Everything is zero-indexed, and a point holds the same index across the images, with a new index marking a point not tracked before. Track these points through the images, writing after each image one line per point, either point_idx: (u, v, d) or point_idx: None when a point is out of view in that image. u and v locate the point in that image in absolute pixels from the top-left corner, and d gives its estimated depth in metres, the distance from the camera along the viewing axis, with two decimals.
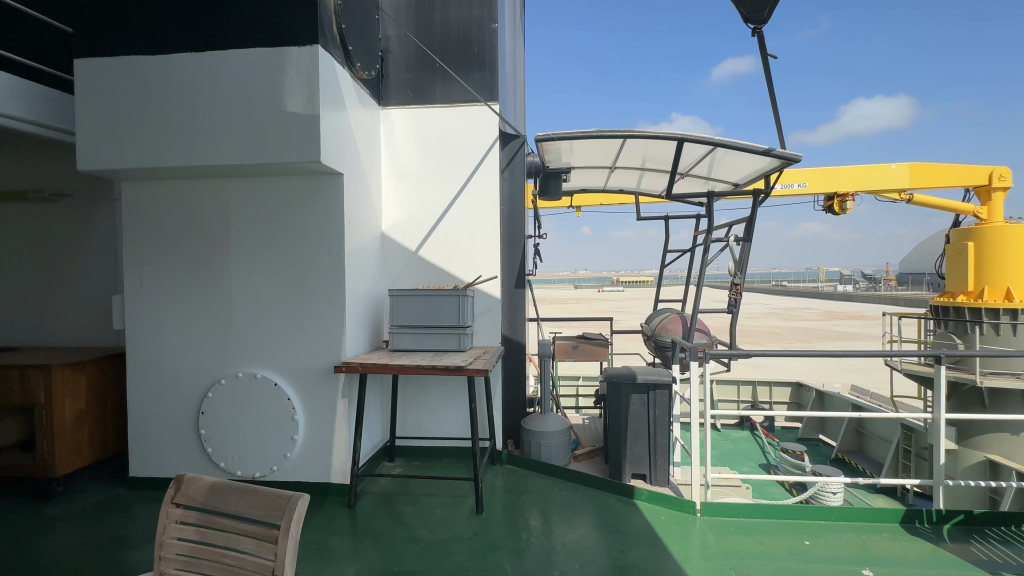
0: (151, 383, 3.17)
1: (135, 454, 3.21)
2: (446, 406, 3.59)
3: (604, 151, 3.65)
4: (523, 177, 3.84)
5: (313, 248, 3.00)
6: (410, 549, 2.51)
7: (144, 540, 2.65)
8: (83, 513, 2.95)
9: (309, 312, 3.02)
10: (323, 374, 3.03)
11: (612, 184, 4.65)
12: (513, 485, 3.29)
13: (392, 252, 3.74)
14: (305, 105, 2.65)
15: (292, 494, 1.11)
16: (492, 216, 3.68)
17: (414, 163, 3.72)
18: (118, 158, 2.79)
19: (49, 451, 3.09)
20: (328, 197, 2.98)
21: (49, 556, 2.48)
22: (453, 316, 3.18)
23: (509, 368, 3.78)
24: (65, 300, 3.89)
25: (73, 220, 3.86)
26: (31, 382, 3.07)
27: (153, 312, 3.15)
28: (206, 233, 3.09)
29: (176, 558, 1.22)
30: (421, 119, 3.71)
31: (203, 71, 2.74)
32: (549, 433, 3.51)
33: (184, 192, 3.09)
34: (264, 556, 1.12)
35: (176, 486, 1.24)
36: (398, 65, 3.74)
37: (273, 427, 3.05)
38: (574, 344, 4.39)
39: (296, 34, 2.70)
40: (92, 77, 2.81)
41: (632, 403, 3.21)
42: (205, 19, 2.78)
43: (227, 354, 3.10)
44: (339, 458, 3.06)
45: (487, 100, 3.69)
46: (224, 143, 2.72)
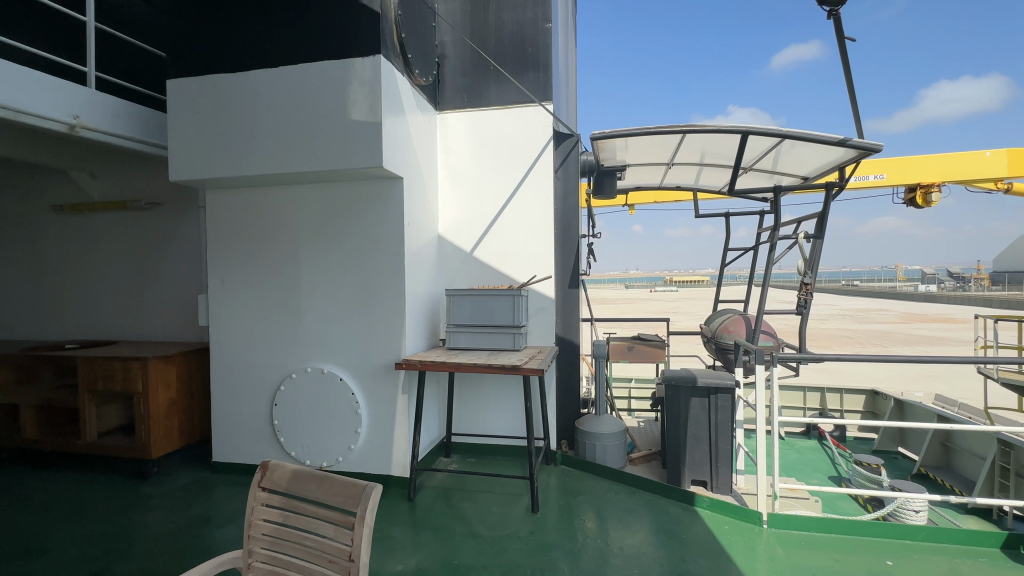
0: (231, 375, 3.43)
1: (218, 440, 3.49)
2: (500, 404, 3.64)
3: (661, 147, 3.55)
4: (577, 176, 3.80)
5: (375, 250, 3.13)
6: (468, 543, 2.57)
7: (227, 520, 2.87)
8: (174, 493, 3.25)
9: (371, 310, 3.16)
10: (384, 371, 3.16)
11: (668, 181, 4.51)
12: (567, 486, 3.28)
13: (448, 253, 3.84)
14: (369, 113, 2.78)
15: (367, 483, 1.17)
16: (545, 216, 3.68)
17: (469, 166, 3.80)
18: (204, 169, 3.04)
19: (146, 435, 3.42)
20: (389, 201, 3.11)
21: (147, 531, 2.75)
22: (508, 316, 3.21)
23: (562, 368, 3.77)
24: (157, 297, 4.29)
25: (164, 227, 4.25)
26: (131, 372, 3.41)
27: (233, 310, 3.41)
28: (279, 235, 3.30)
29: (262, 538, 1.30)
30: (476, 122, 3.78)
31: (278, 84, 2.93)
32: (604, 434, 3.46)
33: (260, 198, 3.32)
34: (342, 541, 1.18)
35: (263, 471, 1.33)
36: (454, 70, 3.82)
37: (339, 420, 3.21)
38: (629, 345, 4.30)
39: (360, 46, 2.83)
40: (183, 96, 3.08)
41: (692, 407, 3.10)
42: (279, 36, 2.97)
43: (298, 350, 3.30)
44: (399, 452, 3.17)
45: (542, 100, 3.69)
46: (295, 152, 2.90)
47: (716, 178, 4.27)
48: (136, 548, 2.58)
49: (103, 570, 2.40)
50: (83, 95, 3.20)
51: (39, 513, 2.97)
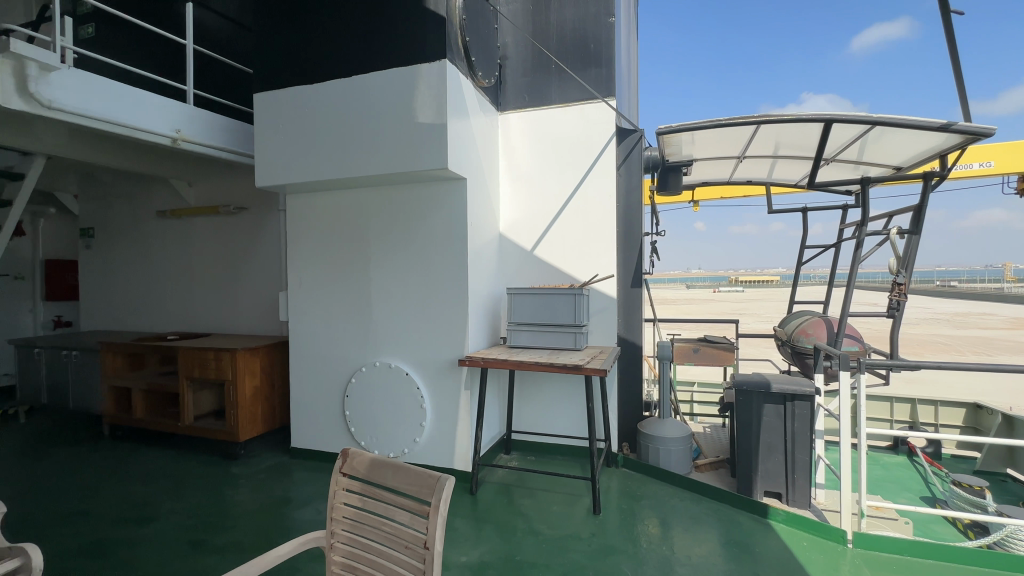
0: (308, 367, 3.66)
1: (296, 427, 3.74)
2: (561, 404, 3.63)
3: (731, 140, 3.38)
4: (640, 172, 3.64)
5: (440, 249, 3.23)
6: (530, 541, 2.58)
7: (304, 502, 3.08)
8: (258, 474, 3.53)
9: (435, 308, 3.26)
10: (447, 367, 3.25)
11: (738, 175, 4.28)
12: (629, 490, 3.21)
13: (509, 253, 3.88)
14: (435, 116, 2.86)
15: (440, 475, 1.21)
16: (607, 214, 3.63)
17: (530, 165, 3.81)
18: (286, 175, 3.27)
19: (235, 420, 3.74)
20: (453, 202, 3.19)
21: (237, 507, 3.02)
22: (570, 315, 3.18)
23: (624, 369, 3.68)
24: (243, 294, 4.68)
25: (250, 229, 4.63)
26: (223, 362, 3.75)
27: (309, 306, 3.64)
28: (351, 235, 3.49)
29: (343, 521, 1.37)
30: (537, 120, 3.79)
31: (351, 92, 3.09)
32: (668, 439, 3.34)
33: (335, 201, 3.52)
34: (417, 529, 1.23)
35: (344, 457, 1.41)
36: (515, 70, 3.86)
37: (405, 413, 3.35)
38: (694, 347, 4.14)
39: (427, 51, 2.93)
40: (268, 108, 3.34)
41: (764, 414, 2.92)
42: (352, 48, 3.14)
43: (368, 345, 3.47)
44: (462, 447, 3.24)
45: (604, 96, 3.63)
46: (366, 156, 3.05)
47: (792, 170, 4.00)
48: (228, 522, 2.84)
49: (201, 540, 2.65)
50: (183, 111, 3.56)
51: (147, 486, 3.34)
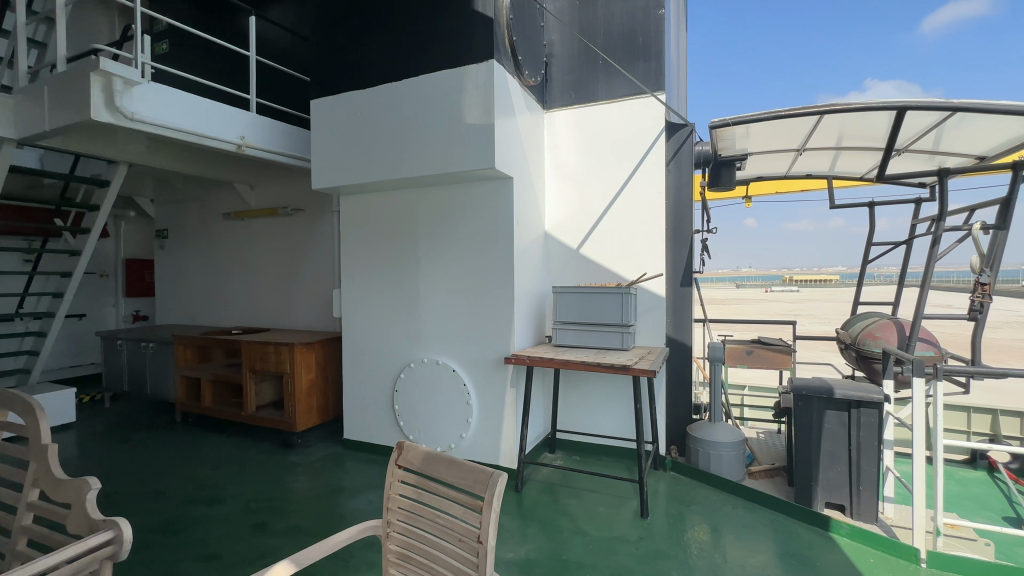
0: (360, 362, 3.80)
1: (348, 419, 3.89)
2: (606, 404, 3.59)
3: (790, 133, 3.21)
4: (691, 168, 3.51)
5: (486, 247, 3.27)
6: (577, 541, 2.57)
7: (357, 491, 3.21)
8: (314, 463, 3.70)
9: (482, 305, 3.30)
10: (493, 365, 3.28)
11: (797, 169, 4.07)
12: (677, 494, 3.13)
13: (555, 251, 3.86)
14: (483, 116, 2.90)
15: (494, 471, 1.22)
16: (655, 212, 3.55)
17: (576, 163, 3.78)
18: (340, 177, 3.41)
19: (292, 411, 3.94)
20: (500, 201, 3.22)
21: (294, 494, 3.18)
22: (617, 315, 3.13)
23: (673, 370, 3.58)
24: (299, 291, 4.92)
25: (306, 230, 4.85)
26: (282, 356, 3.96)
27: (361, 303, 3.78)
28: (401, 235, 3.59)
29: (399, 511, 1.41)
30: (583, 118, 3.76)
31: (401, 95, 3.18)
32: (720, 444, 3.22)
33: (386, 202, 3.64)
34: (471, 523, 1.24)
35: (399, 450, 1.44)
36: (561, 68, 3.84)
37: (452, 409, 3.41)
38: (747, 349, 3.97)
39: (475, 52, 2.97)
40: (323, 113, 3.49)
41: (826, 421, 2.76)
42: (403, 52, 3.23)
43: (416, 342, 3.56)
44: (507, 444, 3.27)
45: (653, 90, 3.54)
46: (415, 158, 3.12)
47: (857, 162, 3.75)
48: (287, 507, 3.00)
49: (264, 523, 2.81)
50: (248, 119, 3.78)
51: (215, 470, 3.58)
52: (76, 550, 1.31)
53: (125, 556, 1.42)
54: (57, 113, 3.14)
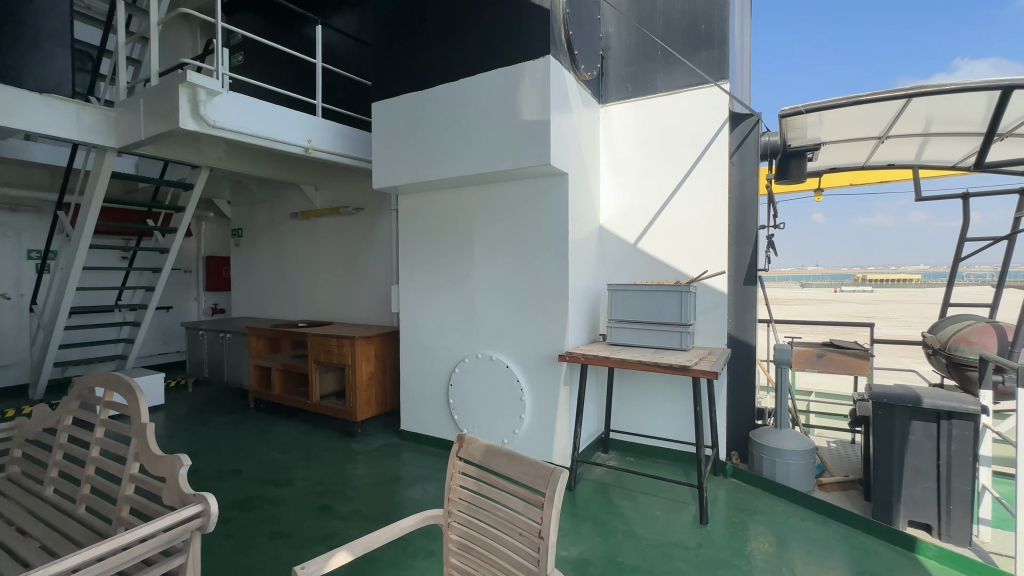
0: (416, 355, 3.92)
1: (405, 411, 4.02)
2: (663, 405, 3.49)
3: (870, 119, 2.97)
4: (756, 161, 3.34)
5: (541, 244, 3.26)
6: (632, 544, 2.52)
7: (414, 480, 3.31)
8: (373, 451, 3.86)
9: (536, 302, 3.30)
10: (547, 361, 3.28)
11: (877, 159, 3.76)
12: (739, 502, 2.99)
13: (610, 248, 3.80)
14: (539, 113, 2.90)
15: (555, 467, 1.22)
16: (717, 207, 3.40)
17: (633, 158, 3.70)
18: (399, 176, 3.52)
19: (353, 401, 4.12)
20: (555, 197, 3.20)
21: (355, 480, 3.33)
22: (675, 314, 3.03)
23: (734, 372, 3.43)
24: (360, 287, 5.13)
25: (366, 228, 5.06)
26: (344, 348, 4.15)
27: (418, 298, 3.89)
28: (456, 232, 3.66)
29: (460, 502, 1.44)
30: (641, 110, 3.66)
31: (459, 95, 3.24)
32: (787, 451, 3.04)
33: (442, 200, 3.72)
34: (532, 517, 1.25)
35: (460, 442, 1.47)
36: (618, 61, 3.76)
37: (505, 404, 3.45)
38: (818, 352, 3.71)
39: (531, 49, 2.97)
40: (384, 115, 3.62)
41: (911, 432, 2.54)
42: (460, 52, 3.28)
43: (470, 338, 3.62)
44: (560, 442, 3.26)
45: (716, 80, 3.39)
46: (472, 156, 3.17)
47: (949, 150, 3.41)
48: (349, 492, 3.14)
49: (328, 506, 2.96)
50: (314, 123, 3.98)
51: (284, 454, 3.82)
52: (171, 520, 1.44)
53: (212, 528, 1.55)
54: (150, 123, 3.45)
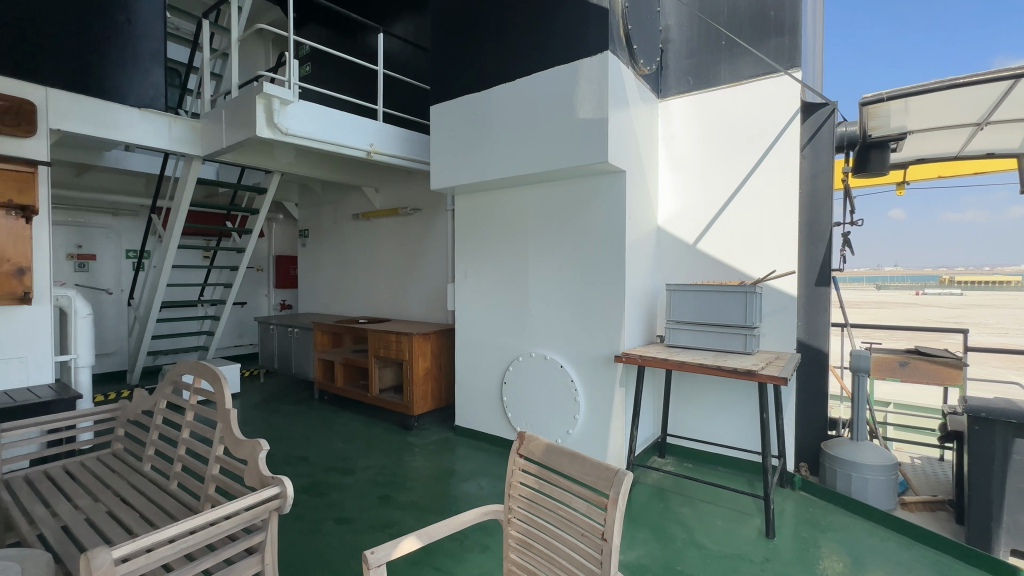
0: (471, 353, 3.99)
1: (460, 407, 4.10)
2: (724, 411, 3.35)
3: (966, 105, 2.70)
4: (831, 153, 3.12)
5: (597, 243, 3.22)
6: (691, 553, 2.43)
7: (468, 475, 3.37)
8: (429, 445, 3.97)
9: (591, 301, 3.26)
10: (602, 362, 3.23)
11: (973, 148, 3.40)
12: (809, 517, 2.81)
13: (668, 247, 3.68)
14: (596, 110, 2.86)
15: (619, 469, 1.20)
16: (786, 204, 3.21)
17: (693, 154, 3.57)
18: (456, 177, 3.60)
19: (410, 395, 4.26)
20: (612, 194, 3.15)
21: (412, 472, 3.44)
22: (739, 315, 2.90)
23: (804, 379, 3.23)
24: (416, 285, 5.29)
25: (422, 227, 5.21)
26: (402, 344, 4.30)
27: (472, 296, 3.96)
28: (511, 231, 3.69)
29: (520, 499, 1.45)
30: (703, 104, 3.52)
31: (515, 95, 3.26)
32: (864, 465, 2.82)
33: (497, 199, 3.76)
34: (595, 519, 1.25)
35: (521, 440, 1.48)
36: (678, 53, 3.64)
37: (559, 404, 3.43)
38: (901, 359, 3.41)
39: (588, 45, 2.95)
40: (442, 118, 3.71)
41: (1014, 451, 2.28)
42: (517, 52, 3.30)
43: (523, 336, 3.64)
44: (615, 444, 3.21)
45: (787, 68, 3.20)
46: (527, 155, 3.18)
47: None
48: (407, 484, 3.26)
49: (388, 496, 3.08)
50: (376, 128, 4.15)
51: (346, 443, 4.01)
52: (254, 500, 1.56)
53: (288, 509, 1.66)
54: (231, 133, 3.73)
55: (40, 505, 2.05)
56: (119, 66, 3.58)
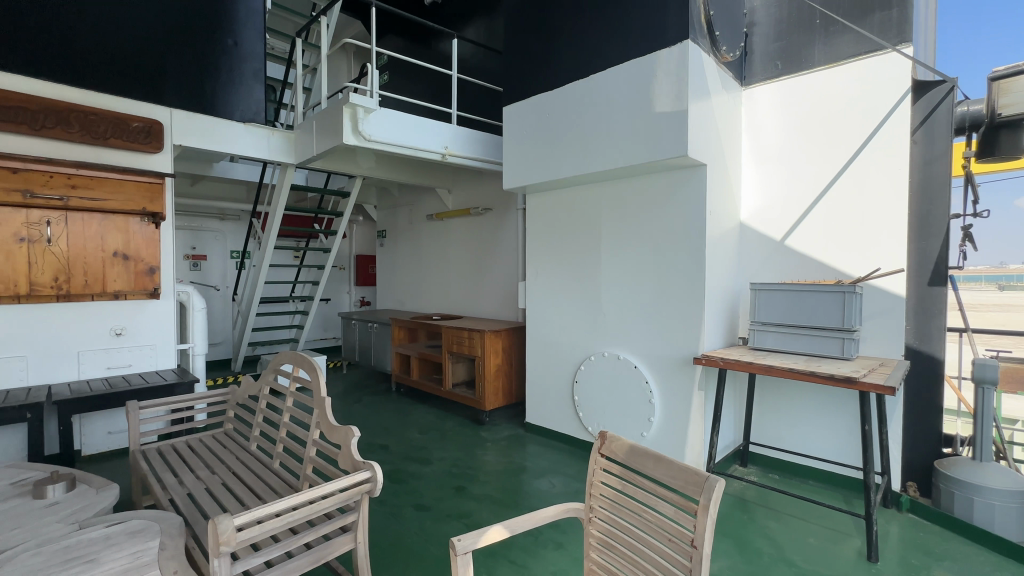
0: (542, 351, 4.01)
1: (531, 405, 4.13)
2: (816, 421, 3.11)
3: None
4: (949, 135, 2.76)
5: (675, 240, 3.11)
6: (780, 570, 2.28)
7: (540, 472, 3.39)
8: (501, 440, 4.04)
9: (668, 300, 3.16)
10: (679, 364, 3.12)
11: None
12: (920, 542, 2.53)
13: (752, 244, 3.47)
14: (674, 103, 2.77)
15: (710, 474, 1.16)
16: (893, 195, 2.91)
17: (782, 143, 3.33)
18: (529, 176, 3.64)
19: (482, 391, 4.36)
20: (691, 189, 3.03)
21: (485, 466, 3.52)
22: (836, 317, 2.67)
23: (913, 388, 2.91)
24: (487, 283, 5.41)
25: (494, 227, 5.31)
26: (474, 340, 4.42)
27: (544, 294, 3.97)
28: (584, 228, 3.65)
29: (602, 498, 1.44)
30: (793, 89, 3.27)
31: (589, 92, 3.23)
32: (990, 489, 2.49)
33: (570, 197, 3.74)
34: (684, 524, 1.21)
35: (602, 439, 1.47)
36: (765, 37, 3.41)
37: (634, 405, 3.36)
38: None
39: (666, 36, 2.85)
40: (515, 118, 3.75)
41: None
42: (592, 48, 3.26)
43: (596, 336, 3.60)
44: (694, 450, 3.08)
45: (895, 44, 2.88)
46: (602, 152, 3.14)
47: None
48: (480, 477, 3.34)
49: (463, 487, 3.19)
50: (451, 131, 4.29)
51: (422, 434, 4.19)
52: (348, 482, 1.68)
53: (378, 493, 1.77)
54: (321, 141, 4.03)
55: (170, 474, 2.34)
56: (228, 86, 4.00)
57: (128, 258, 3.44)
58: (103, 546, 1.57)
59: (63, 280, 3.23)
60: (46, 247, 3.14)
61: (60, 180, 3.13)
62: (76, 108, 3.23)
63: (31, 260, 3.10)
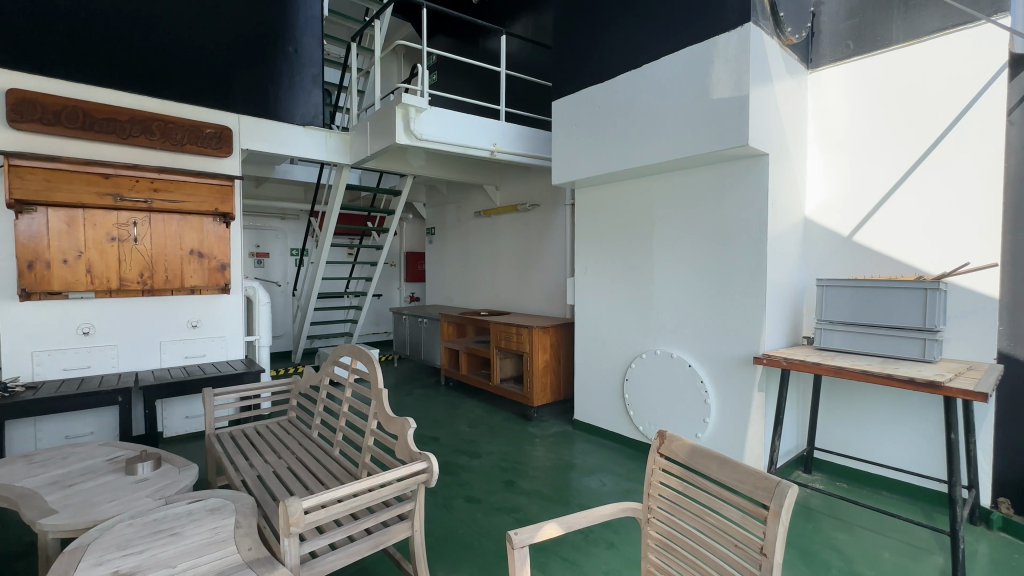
0: (591, 348, 3.96)
1: (579, 402, 4.10)
2: (891, 428, 2.89)
3: None
4: None
5: (734, 234, 2.97)
6: None
7: (589, 470, 3.36)
8: (549, 436, 4.03)
9: (725, 297, 3.03)
10: (737, 364, 2.99)
11: None
12: (1014, 564, 2.29)
13: (818, 239, 3.25)
14: (734, 90, 2.64)
15: (781, 480, 1.09)
16: (984, 183, 2.64)
17: (852, 130, 3.11)
18: (578, 171, 3.60)
19: (530, 386, 4.37)
20: (752, 180, 2.88)
21: (534, 462, 3.53)
22: (916, 316, 2.46)
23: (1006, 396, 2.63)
24: (535, 280, 5.40)
25: (541, 223, 5.29)
26: (522, 336, 4.43)
27: (593, 290, 3.92)
28: (635, 224, 3.57)
29: (661, 499, 1.41)
30: (865, 71, 3.05)
31: (642, 83, 3.14)
32: None
33: (621, 192, 3.66)
34: (752, 531, 1.16)
35: (662, 439, 1.43)
36: (834, 15, 3.19)
37: (688, 406, 3.25)
38: None
39: (725, 20, 2.72)
40: (564, 112, 3.72)
41: None
42: (645, 37, 3.17)
43: (647, 333, 3.51)
44: (753, 453, 2.95)
45: (990, 15, 2.61)
46: (655, 143, 3.05)
47: None
48: (529, 472, 3.35)
49: (512, 482, 3.21)
50: (500, 127, 4.31)
51: (471, 428, 4.25)
52: (405, 472, 1.73)
53: (434, 484, 1.81)
54: (374, 142, 4.16)
55: (242, 457, 2.50)
56: (290, 92, 4.20)
57: (203, 256, 3.70)
58: (187, 521, 1.71)
59: (147, 276, 3.51)
60: (133, 245, 3.44)
61: (144, 184, 3.41)
62: (157, 117, 3.50)
63: (121, 258, 3.40)
